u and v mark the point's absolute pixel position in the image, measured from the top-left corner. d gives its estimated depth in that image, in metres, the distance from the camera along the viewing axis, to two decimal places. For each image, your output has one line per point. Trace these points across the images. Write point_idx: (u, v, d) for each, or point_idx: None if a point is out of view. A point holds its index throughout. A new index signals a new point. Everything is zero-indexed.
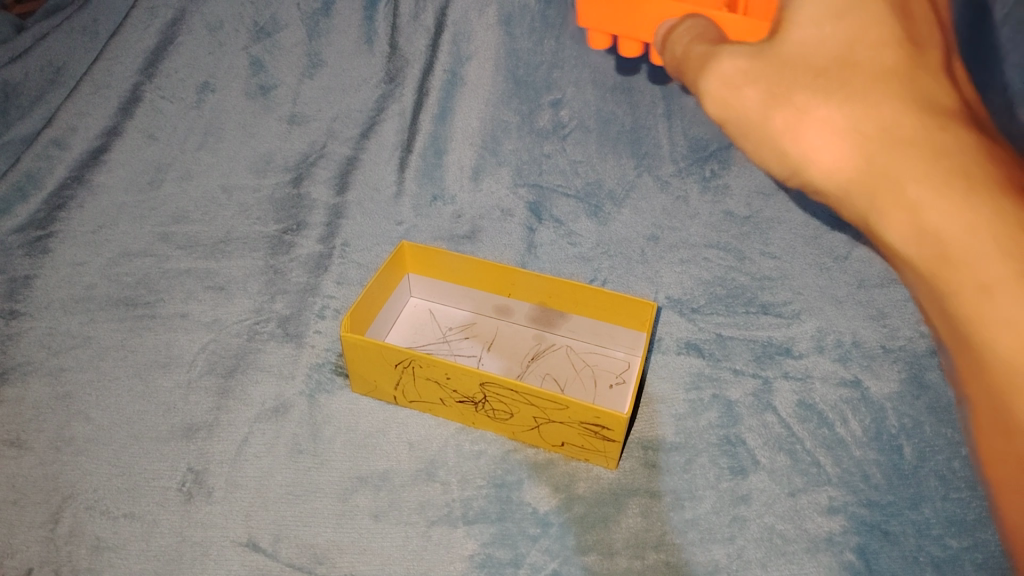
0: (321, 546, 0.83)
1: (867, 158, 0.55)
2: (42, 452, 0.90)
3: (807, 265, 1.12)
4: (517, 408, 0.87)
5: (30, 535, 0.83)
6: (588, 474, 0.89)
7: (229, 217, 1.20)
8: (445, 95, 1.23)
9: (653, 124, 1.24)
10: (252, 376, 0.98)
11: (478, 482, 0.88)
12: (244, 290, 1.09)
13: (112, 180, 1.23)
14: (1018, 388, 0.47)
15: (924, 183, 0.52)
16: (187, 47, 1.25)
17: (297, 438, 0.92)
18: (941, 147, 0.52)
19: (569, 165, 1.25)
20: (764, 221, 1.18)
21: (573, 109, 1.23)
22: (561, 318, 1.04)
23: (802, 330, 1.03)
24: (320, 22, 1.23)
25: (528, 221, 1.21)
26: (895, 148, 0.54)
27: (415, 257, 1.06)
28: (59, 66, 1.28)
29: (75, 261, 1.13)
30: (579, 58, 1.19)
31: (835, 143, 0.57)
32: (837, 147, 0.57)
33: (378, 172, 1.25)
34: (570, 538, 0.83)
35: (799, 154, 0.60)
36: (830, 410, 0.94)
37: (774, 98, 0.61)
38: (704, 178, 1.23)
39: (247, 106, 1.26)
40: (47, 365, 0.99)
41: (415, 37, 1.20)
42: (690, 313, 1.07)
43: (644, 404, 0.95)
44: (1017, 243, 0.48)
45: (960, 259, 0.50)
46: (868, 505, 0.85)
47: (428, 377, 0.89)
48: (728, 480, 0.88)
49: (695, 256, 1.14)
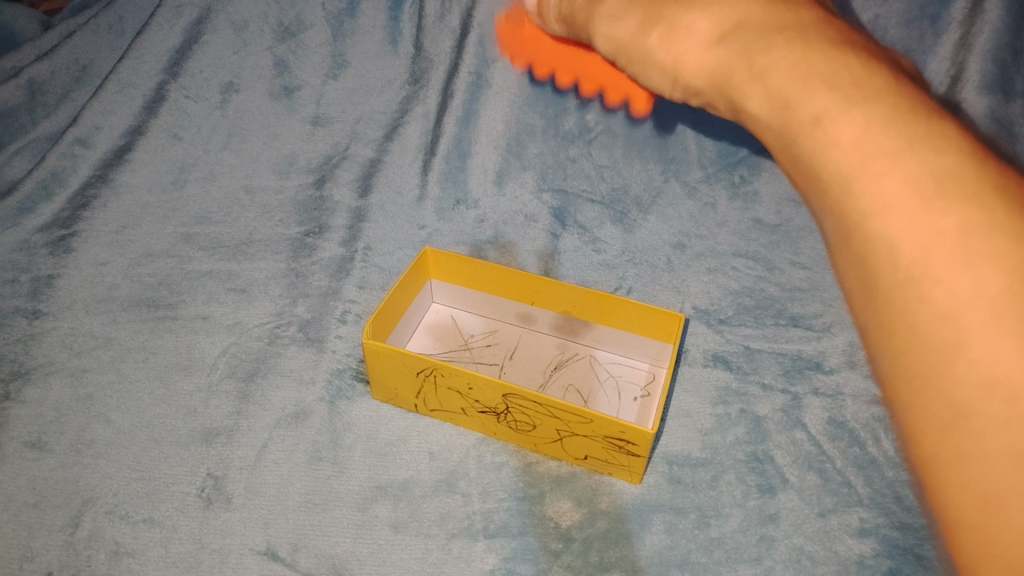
0: (340, 556, 0.82)
1: (724, 49, 0.62)
2: (63, 455, 0.90)
3: (839, 276, 1.09)
4: (540, 420, 0.85)
5: (49, 539, 0.83)
6: (611, 489, 0.87)
7: (252, 219, 1.19)
8: (469, 98, 1.20)
9: (681, 130, 1.18)
10: (272, 381, 0.98)
11: (499, 495, 0.87)
12: (265, 293, 1.09)
13: (136, 179, 1.23)
14: (877, 232, 0.48)
15: (769, 50, 0.58)
16: (212, 47, 1.23)
17: (317, 445, 0.91)
18: (786, 23, 0.59)
19: (595, 170, 1.22)
20: (795, 229, 1.16)
21: (599, 113, 1.18)
22: (585, 328, 1.02)
23: (833, 344, 1.01)
24: (345, 22, 1.19)
25: (552, 226, 1.20)
26: (742, 32, 0.61)
27: (437, 263, 1.04)
28: (85, 64, 1.27)
29: (98, 261, 1.12)
30: (607, 62, 1.14)
31: (697, 41, 0.65)
32: (703, 46, 0.64)
33: (401, 174, 1.24)
34: (593, 554, 0.81)
35: (675, 61, 0.67)
36: (862, 429, 0.92)
37: (652, 18, 0.70)
38: (733, 184, 1.19)
39: (271, 108, 1.25)
40: (69, 366, 0.99)
41: (440, 38, 1.17)
42: (717, 324, 1.05)
43: (670, 418, 0.94)
44: (846, 70, 0.53)
45: (800, 102, 0.54)
46: (901, 528, 0.83)
47: (449, 387, 0.88)
48: (756, 499, 0.86)
49: (723, 265, 1.13)
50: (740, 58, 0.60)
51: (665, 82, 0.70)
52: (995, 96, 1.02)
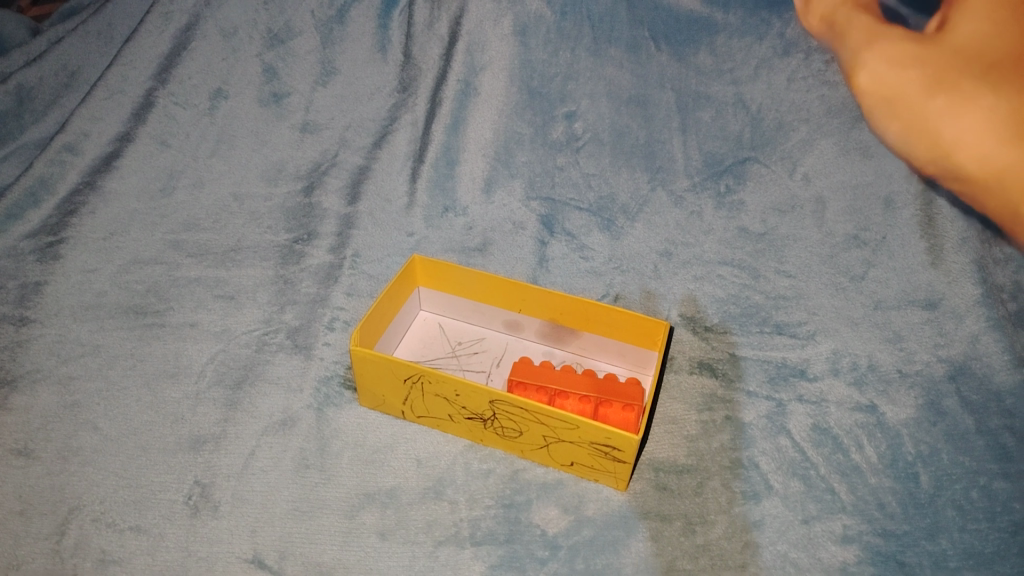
0: (327, 564, 0.82)
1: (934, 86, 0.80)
2: (50, 463, 0.90)
3: (824, 285, 1.10)
4: (527, 427, 0.86)
5: (35, 547, 0.83)
6: (597, 495, 0.88)
7: (240, 225, 1.19)
8: (457, 105, 1.23)
9: (667, 138, 1.21)
10: (260, 389, 0.98)
11: (486, 502, 0.87)
12: (253, 300, 1.09)
13: (125, 186, 1.22)
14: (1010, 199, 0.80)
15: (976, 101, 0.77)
16: (200, 53, 1.25)
17: (305, 452, 0.92)
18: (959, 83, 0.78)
19: (583, 178, 1.23)
20: (780, 238, 1.15)
21: (587, 121, 1.23)
22: (572, 336, 1.03)
23: (818, 352, 1.02)
24: (334, 29, 1.25)
25: (540, 234, 1.20)
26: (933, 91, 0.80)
27: (425, 270, 1.04)
28: (73, 70, 1.27)
29: (86, 268, 1.12)
30: (593, 71, 1.21)
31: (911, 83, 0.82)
32: (879, 77, 0.90)
33: (389, 182, 1.24)
34: (579, 561, 0.82)
35: (918, 129, 0.84)
36: (845, 435, 0.93)
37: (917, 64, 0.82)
38: (719, 194, 1.20)
39: (260, 114, 1.26)
40: (56, 374, 0.99)
41: (429, 45, 1.23)
42: (703, 331, 1.06)
43: (656, 425, 0.95)
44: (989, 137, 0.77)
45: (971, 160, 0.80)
46: (883, 535, 0.84)
47: (437, 393, 0.88)
48: (741, 505, 0.87)
49: (709, 274, 1.13)
50: (921, 85, 0.82)
51: (926, 157, 0.87)
52: None
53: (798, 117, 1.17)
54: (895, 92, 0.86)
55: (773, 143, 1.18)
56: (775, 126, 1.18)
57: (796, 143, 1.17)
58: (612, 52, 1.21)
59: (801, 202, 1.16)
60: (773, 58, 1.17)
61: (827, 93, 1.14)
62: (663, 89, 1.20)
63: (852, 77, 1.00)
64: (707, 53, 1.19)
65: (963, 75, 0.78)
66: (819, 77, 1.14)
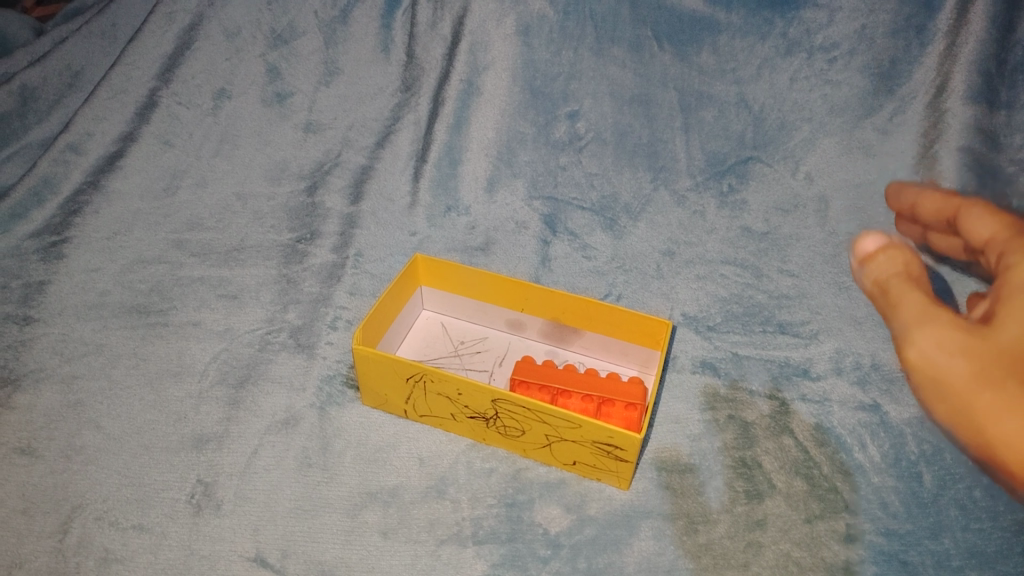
0: (329, 562, 0.82)
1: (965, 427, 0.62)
2: (53, 461, 0.90)
3: (826, 284, 1.11)
4: (529, 426, 0.86)
5: (38, 546, 0.83)
6: (600, 495, 0.88)
7: (243, 225, 1.19)
8: (460, 105, 1.23)
9: (670, 137, 1.22)
10: (263, 387, 0.98)
11: (488, 501, 0.87)
12: (256, 300, 1.09)
13: (129, 186, 1.22)
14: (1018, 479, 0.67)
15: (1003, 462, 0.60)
16: (204, 53, 1.25)
17: (307, 451, 0.92)
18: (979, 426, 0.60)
19: (585, 178, 1.24)
20: (783, 237, 1.17)
21: (590, 121, 1.23)
22: (574, 335, 1.03)
23: (821, 351, 1.02)
24: (338, 30, 1.24)
25: (542, 233, 1.20)
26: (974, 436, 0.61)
27: (428, 270, 1.04)
28: (77, 70, 1.28)
29: (90, 267, 1.12)
30: (596, 70, 1.21)
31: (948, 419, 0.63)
32: (920, 360, 0.63)
33: (392, 181, 1.24)
34: (581, 560, 0.82)
35: (910, 367, 0.64)
36: (849, 435, 0.92)
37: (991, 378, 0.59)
38: (721, 193, 1.22)
39: (264, 114, 1.26)
40: (59, 373, 0.99)
41: (432, 45, 1.22)
42: (705, 331, 1.05)
43: (659, 424, 0.94)
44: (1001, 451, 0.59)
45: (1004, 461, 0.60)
46: (886, 534, 0.84)
47: (440, 393, 0.88)
48: (743, 505, 0.87)
49: (712, 273, 1.13)
50: (959, 422, 0.62)
51: (944, 418, 0.64)
52: (980, 107, 1.11)
53: (801, 117, 1.19)
54: (928, 380, 0.63)
55: (775, 143, 1.20)
56: (778, 126, 1.20)
57: (799, 143, 1.20)
58: (615, 51, 1.19)
59: (804, 202, 1.19)
60: (776, 58, 1.17)
61: (829, 91, 1.17)
62: (666, 88, 1.20)
63: (898, 351, 0.67)
64: (710, 53, 1.18)
65: (908, 294, 0.65)
66: (821, 76, 1.17)
